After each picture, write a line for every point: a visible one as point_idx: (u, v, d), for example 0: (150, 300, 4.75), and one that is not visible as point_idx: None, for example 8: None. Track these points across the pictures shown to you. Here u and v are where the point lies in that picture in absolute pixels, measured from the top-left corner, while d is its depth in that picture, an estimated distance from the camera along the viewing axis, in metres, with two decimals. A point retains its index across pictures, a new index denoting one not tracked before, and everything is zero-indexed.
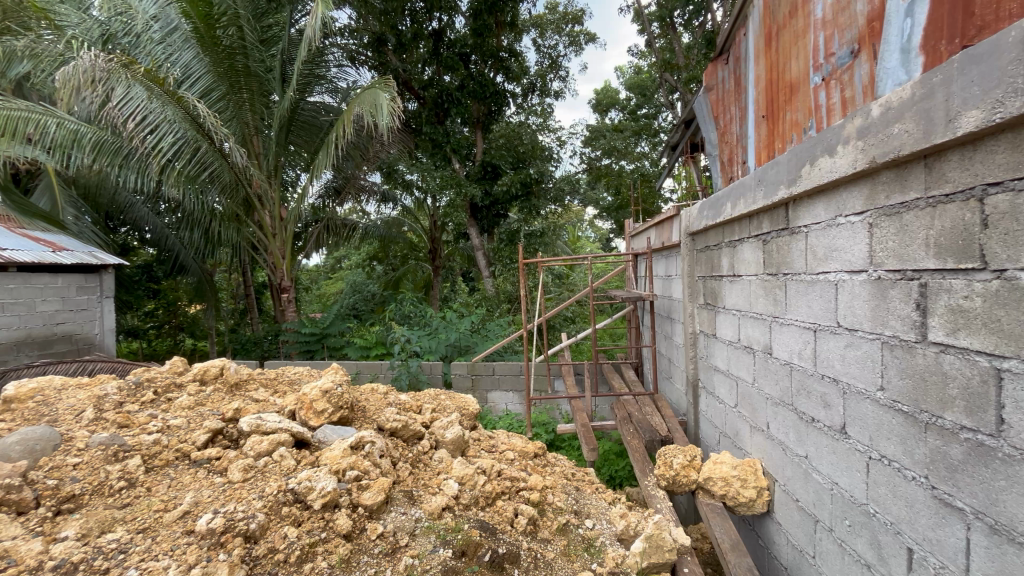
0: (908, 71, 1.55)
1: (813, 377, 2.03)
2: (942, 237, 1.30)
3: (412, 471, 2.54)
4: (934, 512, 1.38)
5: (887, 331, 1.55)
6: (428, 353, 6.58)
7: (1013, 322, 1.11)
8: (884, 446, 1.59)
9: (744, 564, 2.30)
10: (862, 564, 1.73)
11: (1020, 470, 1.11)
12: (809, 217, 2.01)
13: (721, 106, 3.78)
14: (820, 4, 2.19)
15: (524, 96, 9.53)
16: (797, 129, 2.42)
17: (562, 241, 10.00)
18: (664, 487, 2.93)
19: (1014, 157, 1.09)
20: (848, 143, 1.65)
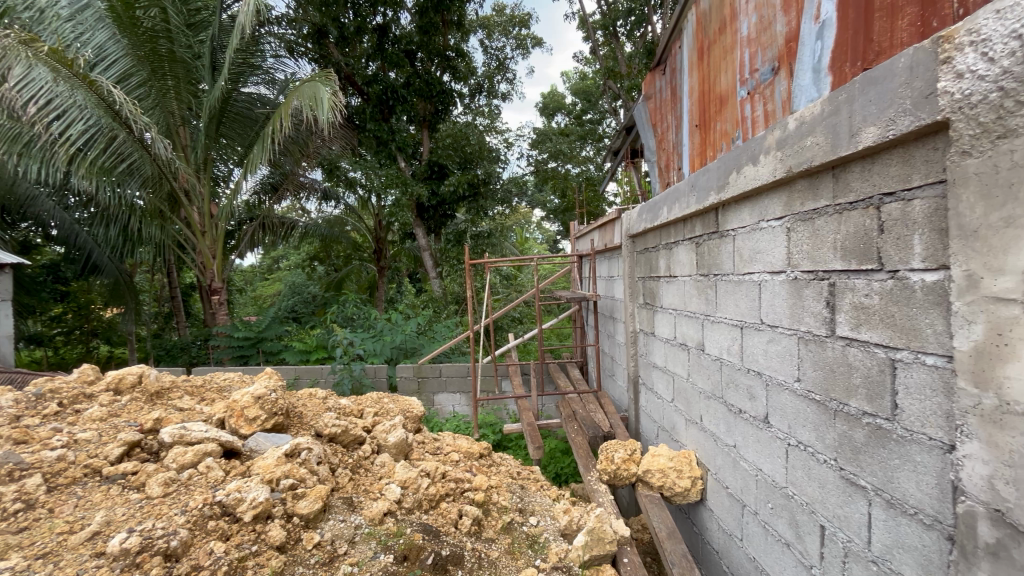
0: (818, 89, 1.69)
1: (740, 371, 2.18)
2: (847, 241, 1.43)
3: (353, 477, 2.47)
4: (841, 490, 1.52)
5: (803, 327, 1.68)
6: (372, 357, 6.42)
7: (904, 317, 1.24)
8: (801, 433, 1.73)
9: (679, 550, 2.42)
10: (782, 543, 1.87)
11: (910, 449, 1.24)
12: (736, 222, 2.15)
13: (658, 114, 3.96)
14: (745, 22, 2.34)
15: (472, 96, 9.52)
16: (726, 138, 2.57)
17: (510, 242, 10.09)
18: (606, 481, 3.04)
19: (903, 169, 1.22)
20: (769, 153, 1.79)
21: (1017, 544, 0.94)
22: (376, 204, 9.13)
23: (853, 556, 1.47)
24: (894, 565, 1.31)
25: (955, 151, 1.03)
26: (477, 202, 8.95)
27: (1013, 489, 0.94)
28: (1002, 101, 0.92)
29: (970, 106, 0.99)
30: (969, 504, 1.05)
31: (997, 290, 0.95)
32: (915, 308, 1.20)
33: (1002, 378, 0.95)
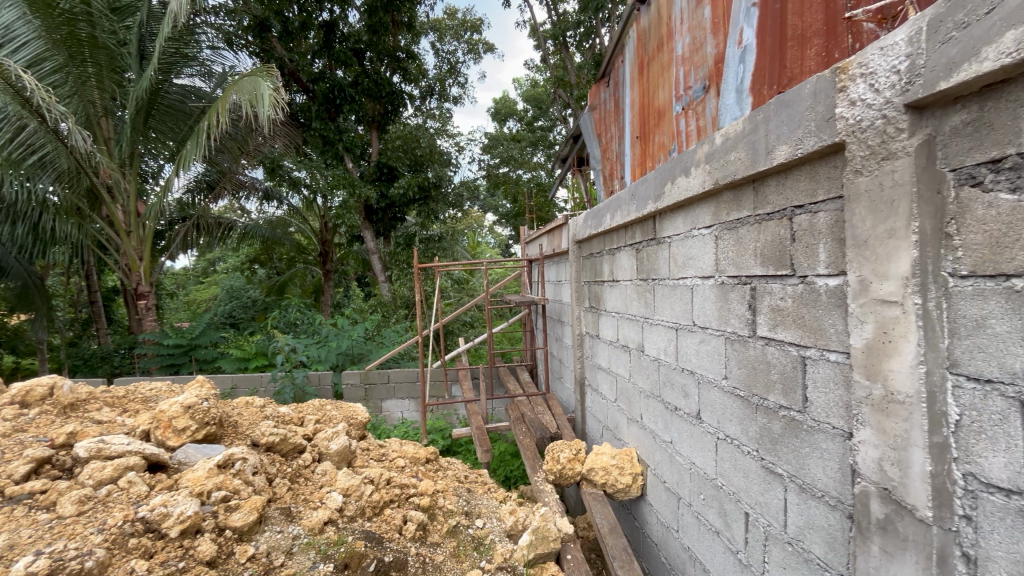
0: (741, 108, 1.83)
1: (675, 370, 2.30)
2: (765, 249, 1.56)
3: (291, 486, 2.40)
4: (762, 478, 1.64)
5: (729, 328, 1.81)
6: (316, 363, 6.25)
7: (811, 318, 1.37)
8: (728, 427, 1.85)
9: (619, 544, 2.52)
10: (713, 531, 1.99)
11: (817, 437, 1.37)
12: (671, 229, 2.28)
13: (603, 125, 4.11)
14: (679, 42, 2.49)
15: (423, 98, 9.45)
16: (664, 150, 2.72)
17: (461, 246, 10.08)
18: (552, 481, 3.11)
19: (809, 185, 1.35)
20: (699, 166, 1.92)
21: (902, 517, 1.06)
22: (322, 206, 8.84)
23: (772, 539, 1.60)
24: (806, 544, 1.44)
25: (850, 169, 1.16)
26: (428, 206, 8.86)
27: (897, 469, 1.06)
28: (886, 127, 1.05)
29: (860, 130, 1.11)
30: (864, 485, 1.17)
31: (883, 294, 1.07)
32: (821, 311, 1.33)
33: (888, 371, 1.07)
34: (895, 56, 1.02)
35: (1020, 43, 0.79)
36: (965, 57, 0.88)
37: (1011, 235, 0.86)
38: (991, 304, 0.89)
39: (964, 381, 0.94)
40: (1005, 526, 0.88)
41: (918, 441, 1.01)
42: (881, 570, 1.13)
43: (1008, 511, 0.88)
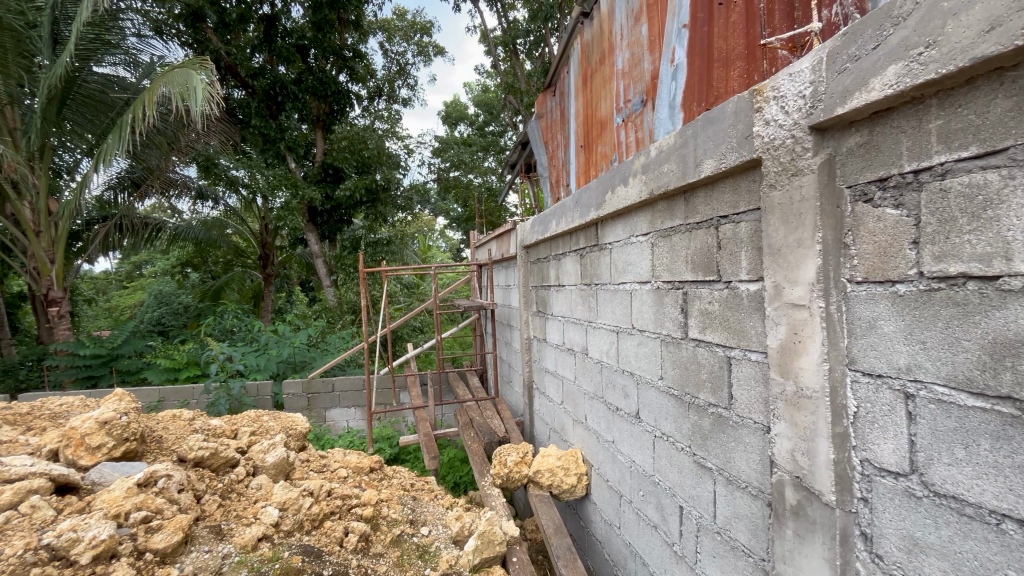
0: (673, 122, 1.94)
1: (616, 372, 2.38)
2: (695, 256, 1.66)
3: (222, 503, 2.28)
4: (695, 473, 1.73)
5: (664, 330, 1.90)
6: (254, 373, 5.95)
7: (735, 320, 1.47)
8: (664, 425, 1.94)
9: (564, 544, 2.57)
10: (651, 526, 2.08)
11: (742, 432, 1.46)
12: (612, 236, 2.37)
13: (549, 133, 4.21)
14: (619, 57, 2.60)
15: (370, 99, 9.25)
16: (606, 160, 2.82)
17: (411, 250, 9.94)
18: (499, 484, 3.13)
19: (732, 197, 1.45)
20: (636, 177, 2.01)
21: (811, 502, 1.16)
22: (262, 207, 8.44)
23: (704, 530, 1.69)
24: (732, 533, 1.53)
25: (765, 183, 1.26)
26: (375, 208, 8.67)
27: (807, 459, 1.16)
28: (793, 145, 1.15)
29: (773, 148, 1.22)
30: (780, 474, 1.27)
31: (793, 298, 1.17)
32: (743, 314, 1.43)
33: (799, 369, 1.17)
34: (801, 81, 1.12)
35: (900, 76, 0.89)
36: (857, 86, 0.98)
37: (895, 245, 0.97)
38: (881, 307, 0.99)
39: (861, 376, 1.04)
40: (894, 505, 0.98)
41: (823, 432, 1.11)
42: (794, 551, 1.22)
43: (897, 492, 0.98)
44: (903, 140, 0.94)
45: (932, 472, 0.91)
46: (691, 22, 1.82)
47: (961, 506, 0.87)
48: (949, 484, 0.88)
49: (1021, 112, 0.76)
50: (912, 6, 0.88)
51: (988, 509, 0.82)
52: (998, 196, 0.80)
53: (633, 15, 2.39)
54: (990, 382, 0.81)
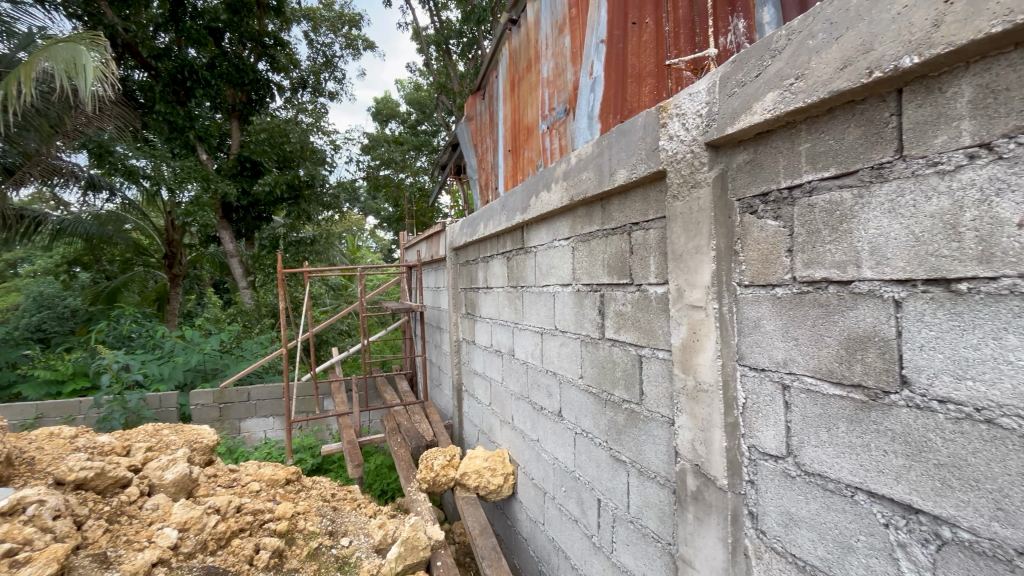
0: (592, 132, 2.04)
1: (541, 373, 2.44)
2: (610, 260, 1.75)
3: (109, 529, 2.06)
4: (611, 466, 1.82)
5: (584, 331, 1.98)
6: (156, 383, 5.44)
7: (646, 321, 1.56)
8: (584, 422, 2.02)
9: (489, 543, 2.59)
10: (572, 519, 2.15)
11: (650, 425, 1.56)
12: (536, 240, 2.43)
13: (478, 136, 4.24)
14: (544, 65, 2.68)
15: (293, 91, 8.77)
16: (532, 165, 2.89)
17: (338, 250, 9.57)
18: (425, 489, 3.10)
19: (642, 205, 1.55)
20: (558, 182, 2.08)
21: (707, 487, 1.26)
22: (167, 202, 7.69)
23: (619, 520, 1.78)
24: (643, 521, 1.63)
25: (669, 194, 1.36)
26: (298, 206, 8.24)
27: (704, 447, 1.27)
28: (692, 159, 1.25)
29: (675, 162, 1.32)
30: (682, 463, 1.37)
31: (692, 300, 1.28)
32: (652, 314, 1.53)
33: (697, 365, 1.28)
34: (699, 101, 1.22)
35: (777, 102, 1.00)
36: (743, 109, 1.09)
37: (774, 253, 1.08)
38: (763, 307, 1.11)
39: (748, 371, 1.15)
40: (774, 485, 1.10)
41: (717, 422, 1.22)
42: (694, 534, 1.32)
43: (776, 473, 1.09)
44: (781, 159, 1.06)
45: (804, 454, 1.03)
46: (608, 38, 1.92)
47: (826, 482, 0.98)
48: (816, 464, 1.00)
49: (868, 140, 0.88)
50: (785, 42, 0.99)
51: (845, 483, 0.94)
52: (851, 212, 0.91)
53: (557, 26, 2.47)
54: (846, 373, 0.93)
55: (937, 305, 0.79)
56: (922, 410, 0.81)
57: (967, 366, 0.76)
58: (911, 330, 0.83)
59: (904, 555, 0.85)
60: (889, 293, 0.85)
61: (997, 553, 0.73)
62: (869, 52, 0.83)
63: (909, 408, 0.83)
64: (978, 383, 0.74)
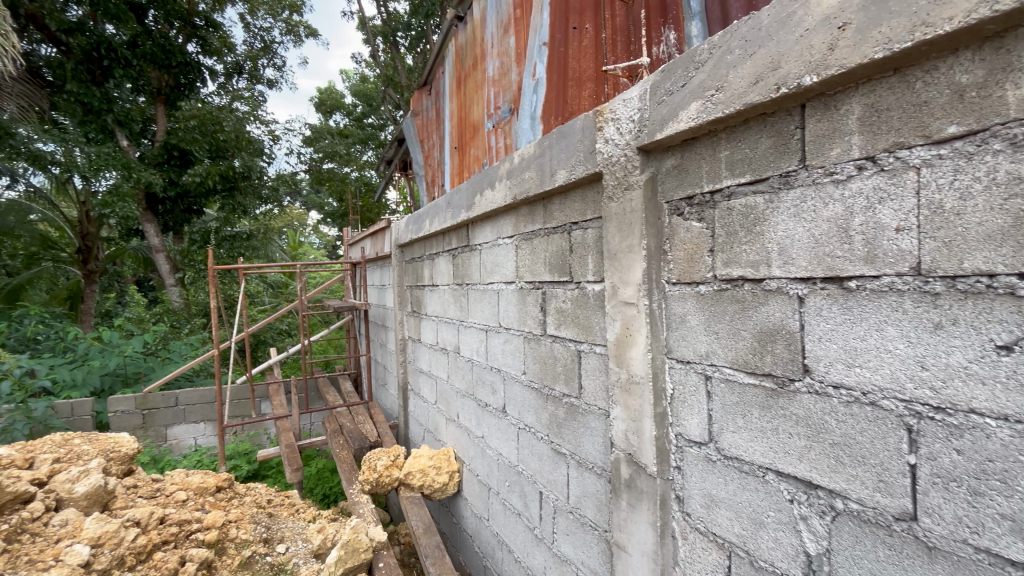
0: (534, 133, 2.08)
1: (486, 369, 2.46)
2: (551, 258, 1.79)
3: (8, 549, 1.87)
4: (552, 460, 1.87)
5: (526, 328, 2.02)
6: (68, 390, 4.98)
7: (584, 318, 1.62)
8: (527, 417, 2.06)
9: (433, 541, 2.58)
10: (515, 513, 2.19)
11: (588, 418, 1.62)
12: (481, 237, 2.44)
13: (425, 131, 4.19)
14: (490, 64, 2.69)
15: (228, 76, 8.27)
16: (478, 163, 2.90)
17: (277, 246, 9.15)
18: (368, 490, 3.04)
19: (581, 206, 1.60)
20: (501, 181, 2.10)
21: (639, 475, 1.33)
22: (81, 191, 7.02)
23: (560, 511, 1.83)
24: (582, 511, 1.68)
25: (605, 195, 1.42)
26: (233, 198, 7.77)
27: (636, 437, 1.33)
28: (626, 163, 1.31)
29: (611, 164, 1.37)
30: (616, 453, 1.43)
31: (625, 297, 1.34)
32: (590, 311, 1.58)
33: (630, 359, 1.34)
34: (632, 107, 1.28)
35: (700, 111, 1.07)
36: (670, 117, 1.15)
37: (698, 252, 1.15)
38: (689, 303, 1.18)
39: (676, 363, 1.23)
40: (697, 470, 1.18)
41: (647, 412, 1.28)
42: (627, 519, 1.39)
43: (700, 459, 1.17)
44: (704, 165, 1.13)
45: (722, 439, 1.11)
46: (550, 40, 1.96)
47: (742, 464, 1.07)
48: (733, 448, 1.08)
49: (777, 150, 0.96)
50: (707, 55, 1.06)
51: (757, 464, 1.03)
52: (763, 216, 1.00)
53: (502, 26, 2.49)
54: (758, 363, 1.02)
55: (832, 300, 0.88)
56: (821, 395, 0.90)
57: (856, 355, 0.85)
58: (811, 323, 0.91)
59: (805, 526, 0.94)
60: (794, 291, 0.94)
61: (879, 520, 0.82)
62: (778, 69, 0.90)
63: (810, 393, 0.92)
64: (864, 369, 0.83)
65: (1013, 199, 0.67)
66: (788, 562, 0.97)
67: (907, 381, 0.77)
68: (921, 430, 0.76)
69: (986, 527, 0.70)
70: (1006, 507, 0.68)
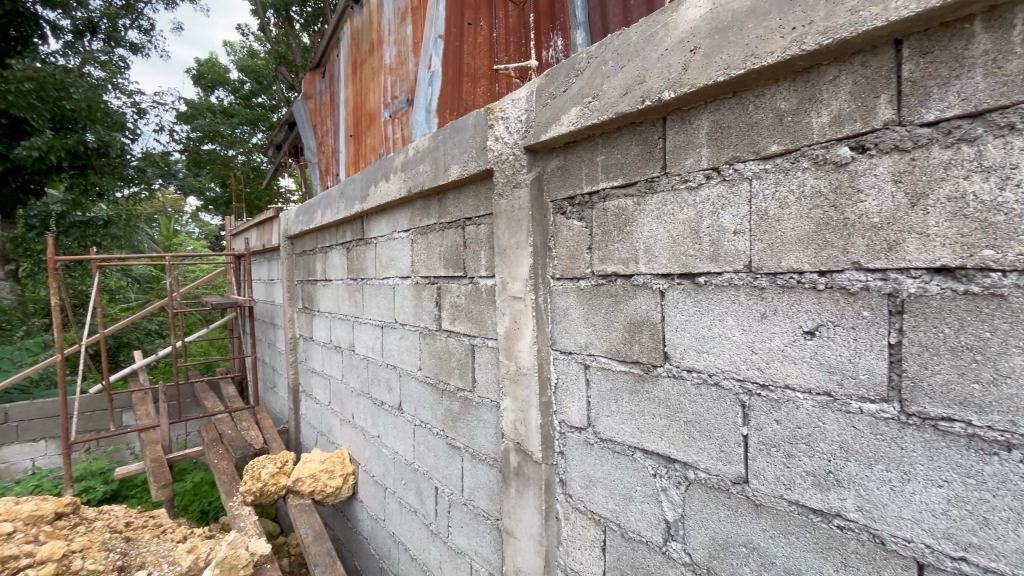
0: (429, 126, 2.05)
1: (381, 367, 2.39)
2: (447, 253, 1.79)
3: None
4: (447, 454, 1.88)
5: (422, 323, 1.99)
6: None
7: (478, 312, 1.63)
8: (422, 413, 2.04)
9: (324, 549, 2.46)
10: (411, 511, 2.16)
11: (481, 411, 1.65)
12: (376, 231, 2.36)
13: (318, 116, 3.95)
14: (386, 52, 2.61)
15: (78, 35, 7.06)
16: (374, 153, 2.80)
17: (145, 235, 8.03)
18: (250, 501, 2.81)
19: (474, 202, 1.62)
20: (396, 173, 2.05)
21: (526, 462, 1.38)
22: None
23: (454, 505, 1.84)
24: (475, 502, 1.71)
25: (496, 192, 1.45)
26: (84, 178, 6.63)
27: (523, 426, 1.39)
28: (515, 161, 1.35)
29: (500, 162, 1.40)
30: (506, 443, 1.47)
31: (514, 291, 1.38)
32: (482, 305, 1.61)
33: (517, 351, 1.39)
34: (520, 107, 1.32)
35: (579, 116, 1.13)
36: (553, 119, 1.21)
37: (579, 250, 1.22)
38: (571, 297, 1.25)
39: (559, 354, 1.29)
40: (578, 453, 1.25)
41: (534, 402, 1.34)
42: (516, 506, 1.44)
43: (580, 442, 1.25)
44: (584, 167, 1.20)
45: (599, 423, 1.19)
46: (445, 33, 1.93)
47: (615, 445, 1.16)
48: (608, 431, 1.17)
49: (644, 157, 1.06)
50: (585, 64, 1.13)
51: (627, 444, 1.12)
52: (632, 218, 1.09)
53: (399, 13, 2.42)
54: (628, 351, 1.11)
55: (686, 294, 0.99)
56: (677, 378, 1.01)
57: (705, 342, 0.96)
58: (670, 315, 1.02)
59: (665, 497, 1.05)
60: (656, 286, 1.04)
61: (720, 485, 0.94)
62: (643, 83, 0.99)
63: (669, 377, 1.02)
64: (710, 354, 0.95)
65: (816, 209, 0.79)
66: (652, 530, 1.08)
67: (742, 364, 0.90)
68: (751, 405, 0.88)
69: (796, 482, 0.83)
70: (809, 465, 0.82)
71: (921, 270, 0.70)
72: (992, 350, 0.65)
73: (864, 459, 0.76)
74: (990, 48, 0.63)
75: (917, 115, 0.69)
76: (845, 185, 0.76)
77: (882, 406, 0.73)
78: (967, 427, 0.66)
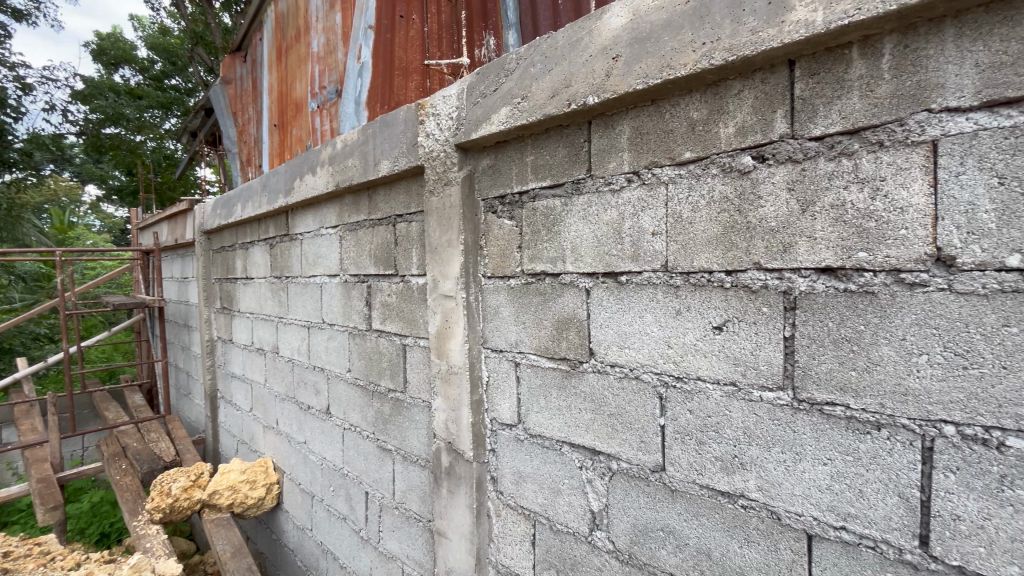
0: (359, 118, 1.97)
1: (307, 369, 2.28)
2: (377, 251, 1.74)
3: None
4: (377, 458, 1.83)
5: (351, 323, 1.92)
6: None
7: (409, 310, 1.60)
8: (351, 416, 1.97)
9: (243, 564, 2.30)
10: (340, 518, 2.08)
11: (413, 412, 1.62)
12: (303, 227, 2.24)
13: (238, 103, 3.69)
14: (314, 39, 2.48)
15: None
16: (301, 144, 2.66)
17: (30, 227, 7.10)
18: (158, 519, 2.57)
19: (405, 198, 1.58)
20: (323, 167, 1.96)
21: (457, 461, 1.38)
22: None
23: (385, 509, 1.80)
24: (407, 505, 1.68)
25: (427, 190, 1.43)
26: None
27: (454, 425, 1.38)
28: (446, 159, 1.34)
29: (432, 159, 1.39)
30: (437, 442, 1.46)
31: (445, 290, 1.37)
32: (414, 304, 1.58)
33: (449, 351, 1.38)
34: (451, 104, 1.31)
35: (509, 116, 1.14)
36: (483, 118, 1.21)
37: (509, 248, 1.24)
38: (501, 296, 1.26)
39: (490, 352, 1.30)
40: (509, 449, 1.27)
41: (465, 401, 1.33)
42: (447, 506, 1.43)
43: (510, 439, 1.26)
44: (514, 167, 1.21)
45: (529, 420, 1.21)
46: (374, 25, 1.84)
47: (544, 440, 1.18)
48: (537, 427, 1.19)
49: (570, 159, 1.08)
50: (515, 65, 1.14)
51: (555, 439, 1.15)
52: (560, 218, 1.11)
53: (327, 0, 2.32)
54: (556, 348, 1.14)
55: (609, 293, 1.03)
56: (602, 373, 1.05)
57: (627, 338, 1.00)
58: (595, 313, 1.05)
59: (590, 488, 1.09)
60: (582, 285, 1.07)
61: (641, 474, 0.99)
62: (568, 88, 1.02)
63: (595, 372, 1.06)
64: (632, 350, 0.99)
65: (723, 212, 0.85)
66: (578, 521, 1.11)
67: (659, 358, 0.95)
68: (667, 396, 0.94)
69: (706, 468, 0.89)
70: (717, 451, 0.88)
71: (809, 271, 0.77)
72: (865, 341, 0.73)
73: (763, 443, 0.83)
74: (865, 74, 0.71)
75: (807, 129, 0.76)
76: (748, 192, 0.82)
77: (779, 394, 0.80)
78: (846, 410, 0.74)
